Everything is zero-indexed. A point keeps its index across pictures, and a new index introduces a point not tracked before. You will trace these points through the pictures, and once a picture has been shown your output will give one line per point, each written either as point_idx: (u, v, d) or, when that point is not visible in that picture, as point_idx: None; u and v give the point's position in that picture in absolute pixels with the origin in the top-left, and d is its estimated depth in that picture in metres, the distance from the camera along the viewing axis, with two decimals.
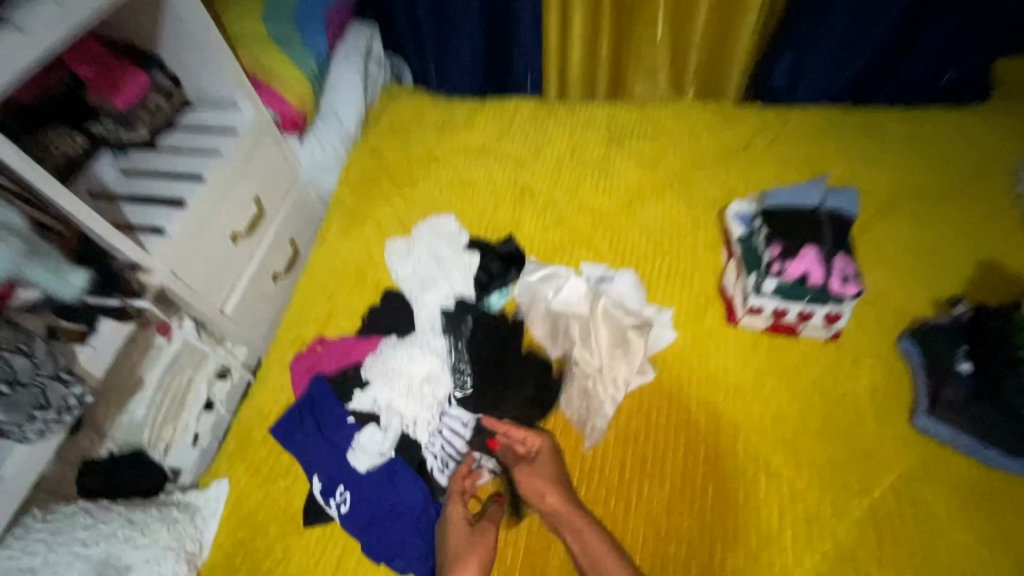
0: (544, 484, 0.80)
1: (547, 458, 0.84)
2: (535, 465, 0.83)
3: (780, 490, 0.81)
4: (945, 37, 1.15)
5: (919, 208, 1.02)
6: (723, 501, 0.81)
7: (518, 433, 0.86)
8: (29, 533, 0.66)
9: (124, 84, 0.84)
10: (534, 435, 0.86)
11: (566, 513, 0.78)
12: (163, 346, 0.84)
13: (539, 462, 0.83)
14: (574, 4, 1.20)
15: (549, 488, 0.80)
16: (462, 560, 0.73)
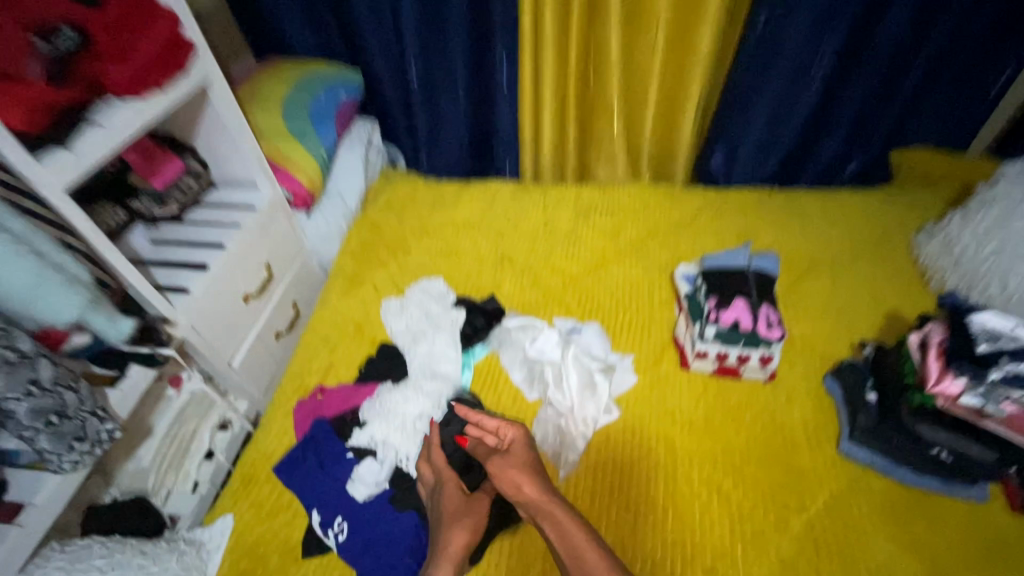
0: (519, 468, 0.80)
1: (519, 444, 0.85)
2: (509, 451, 0.84)
3: (730, 510, 0.86)
4: (864, 100, 1.39)
5: (836, 266, 1.19)
6: (680, 522, 0.85)
7: (491, 422, 0.89)
8: (49, 562, 0.72)
9: (162, 169, 1.06)
10: (506, 424, 0.88)
11: (545, 504, 0.76)
12: (172, 398, 1.06)
13: (512, 449, 0.84)
14: (545, 75, 1.40)
15: (528, 471, 0.80)
16: (456, 521, 0.78)
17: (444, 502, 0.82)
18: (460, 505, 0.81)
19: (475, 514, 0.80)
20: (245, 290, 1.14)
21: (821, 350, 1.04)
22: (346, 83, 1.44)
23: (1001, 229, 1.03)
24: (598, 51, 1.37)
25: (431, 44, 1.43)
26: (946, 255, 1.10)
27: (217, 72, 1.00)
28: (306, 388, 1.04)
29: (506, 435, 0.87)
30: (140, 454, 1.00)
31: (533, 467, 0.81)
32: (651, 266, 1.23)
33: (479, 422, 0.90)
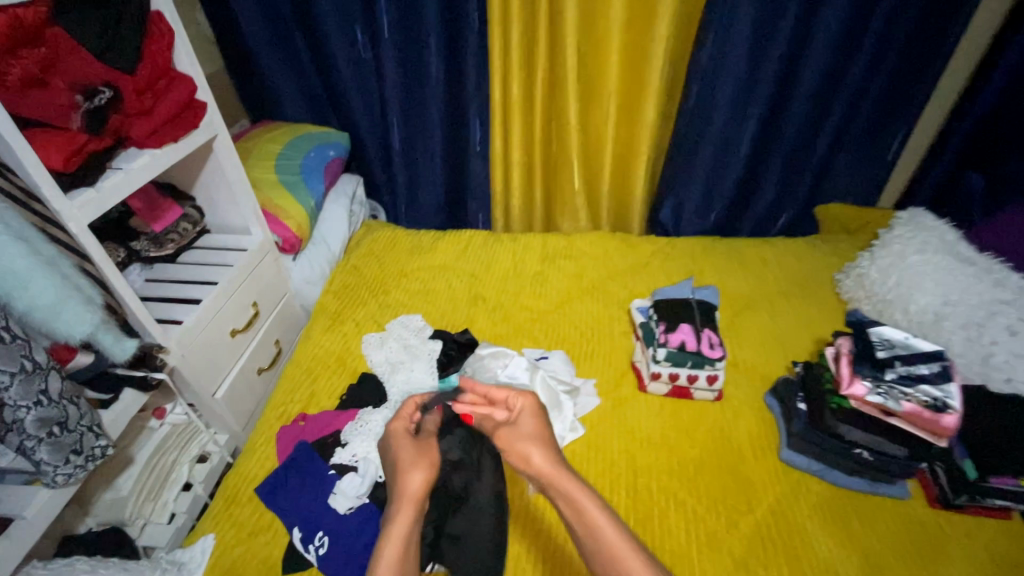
0: (529, 436, 0.87)
1: (528, 414, 0.92)
2: (518, 421, 0.91)
3: (685, 515, 0.93)
4: (785, 161, 1.62)
5: (771, 301, 1.34)
6: (640, 527, 0.91)
7: (501, 394, 0.96)
8: None
9: (164, 215, 1.17)
10: (515, 395, 0.95)
11: (555, 476, 0.80)
12: (154, 429, 1.10)
13: (520, 419, 0.91)
14: (512, 138, 1.60)
15: (539, 438, 0.86)
16: (414, 467, 0.84)
17: (404, 453, 0.87)
18: (414, 451, 0.87)
19: (425, 457, 0.86)
20: (233, 326, 1.20)
21: (761, 372, 1.17)
22: (335, 143, 1.60)
23: (900, 265, 1.19)
24: (558, 118, 1.58)
25: (412, 111, 1.62)
26: (861, 289, 1.26)
27: (224, 128, 1.13)
28: (289, 416, 1.10)
29: (516, 405, 0.94)
30: (120, 483, 1.02)
31: (542, 434, 0.88)
32: (610, 302, 1.37)
33: (487, 393, 0.97)
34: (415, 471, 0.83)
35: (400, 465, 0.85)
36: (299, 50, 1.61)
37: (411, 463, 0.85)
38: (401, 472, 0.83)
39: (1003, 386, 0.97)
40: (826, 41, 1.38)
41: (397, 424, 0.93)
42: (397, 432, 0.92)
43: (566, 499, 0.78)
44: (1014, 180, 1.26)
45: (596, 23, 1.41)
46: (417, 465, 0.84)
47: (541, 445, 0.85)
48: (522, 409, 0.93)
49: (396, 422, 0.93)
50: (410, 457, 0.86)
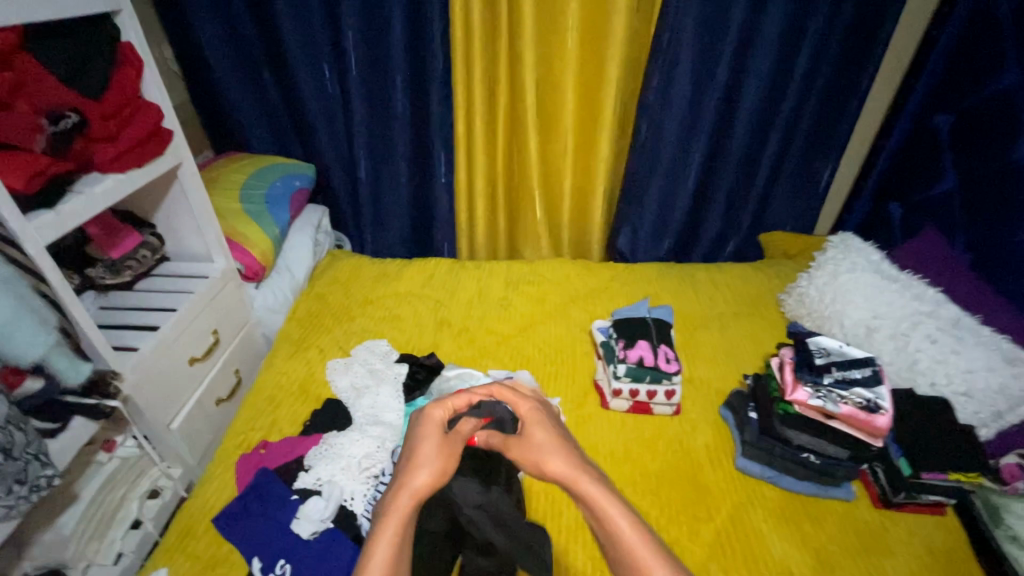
0: (540, 448, 0.72)
1: (538, 425, 0.76)
2: (528, 431, 0.75)
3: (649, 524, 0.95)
4: (729, 193, 1.75)
5: (722, 320, 1.43)
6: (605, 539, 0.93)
7: (507, 396, 0.82)
8: None
9: (123, 241, 1.15)
10: (518, 400, 0.81)
11: (574, 479, 0.68)
12: (102, 464, 1.03)
13: (529, 431, 0.76)
14: (475, 170, 1.67)
15: (557, 450, 0.72)
16: (425, 463, 0.71)
17: (421, 444, 0.74)
18: (438, 446, 0.73)
19: (447, 453, 0.74)
20: (192, 353, 1.17)
21: (715, 386, 1.23)
22: (301, 174, 1.62)
23: (834, 284, 1.29)
24: (519, 152, 1.66)
25: (377, 144, 1.67)
26: (802, 307, 1.36)
27: (189, 156, 1.14)
28: (249, 443, 1.07)
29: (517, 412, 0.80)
30: (61, 522, 0.93)
31: (561, 442, 0.74)
32: (573, 324, 1.42)
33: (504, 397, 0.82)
34: (424, 466, 0.71)
35: (411, 457, 0.73)
36: (265, 85, 1.65)
37: (430, 452, 0.72)
38: (411, 464, 0.71)
39: (928, 389, 1.08)
40: (757, 84, 1.53)
41: (434, 411, 0.78)
42: (431, 419, 0.77)
43: (591, 507, 0.66)
44: (927, 208, 1.41)
45: (552, 65, 1.52)
46: (437, 457, 0.72)
47: (560, 451, 0.71)
48: (525, 418, 0.78)
49: (434, 406, 0.79)
50: (434, 448, 0.73)
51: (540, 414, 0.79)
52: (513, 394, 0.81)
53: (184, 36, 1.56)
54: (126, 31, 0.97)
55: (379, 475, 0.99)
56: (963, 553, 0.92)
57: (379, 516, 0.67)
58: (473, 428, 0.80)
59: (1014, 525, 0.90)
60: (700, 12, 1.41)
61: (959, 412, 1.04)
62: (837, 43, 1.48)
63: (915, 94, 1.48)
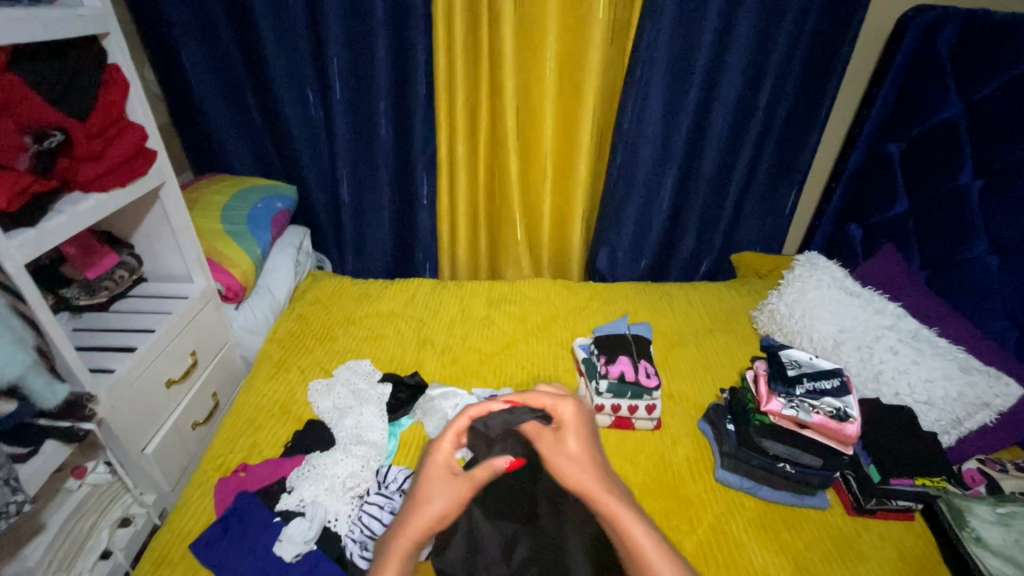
0: (570, 455, 0.82)
1: (572, 432, 0.85)
2: (562, 437, 0.84)
3: None
4: (701, 216, 1.83)
5: (699, 336, 1.47)
6: None
7: (542, 401, 0.90)
8: None
9: (98, 261, 1.13)
10: (558, 402, 0.89)
11: (596, 489, 0.78)
12: (71, 491, 1.00)
13: (564, 434, 0.85)
14: (457, 193, 1.71)
15: (580, 457, 0.82)
16: (434, 496, 0.76)
17: (432, 473, 0.79)
18: (446, 482, 0.78)
19: (457, 487, 0.78)
20: (169, 375, 1.15)
21: (694, 401, 1.27)
22: (283, 195, 1.63)
23: (802, 300, 1.35)
24: (500, 175, 1.70)
25: (360, 167, 1.69)
26: (773, 322, 1.41)
27: (172, 176, 1.15)
28: (229, 467, 1.05)
29: (556, 411, 0.88)
30: (26, 553, 0.89)
31: (588, 451, 0.83)
32: (556, 342, 1.44)
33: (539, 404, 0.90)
34: (432, 500, 0.76)
35: (423, 489, 0.78)
36: (248, 108, 1.66)
37: (442, 484, 0.78)
38: (424, 494, 0.77)
39: (893, 399, 1.13)
40: (724, 114, 1.62)
41: (443, 444, 0.82)
42: (440, 454, 0.81)
43: (607, 518, 0.75)
44: (884, 229, 1.51)
45: (531, 92, 1.58)
46: (447, 491, 0.77)
47: (587, 463, 0.81)
48: (564, 421, 0.86)
49: (444, 438, 0.82)
50: (443, 484, 0.78)
51: (577, 420, 0.87)
52: (557, 397, 0.89)
53: (166, 60, 1.57)
54: (113, 52, 0.98)
55: (364, 495, 0.99)
56: (932, 556, 0.96)
57: (388, 543, 0.74)
58: (488, 471, 0.81)
59: (977, 526, 0.94)
60: (670, 47, 1.50)
61: (922, 421, 1.09)
62: (796, 76, 1.59)
63: (869, 123, 1.59)
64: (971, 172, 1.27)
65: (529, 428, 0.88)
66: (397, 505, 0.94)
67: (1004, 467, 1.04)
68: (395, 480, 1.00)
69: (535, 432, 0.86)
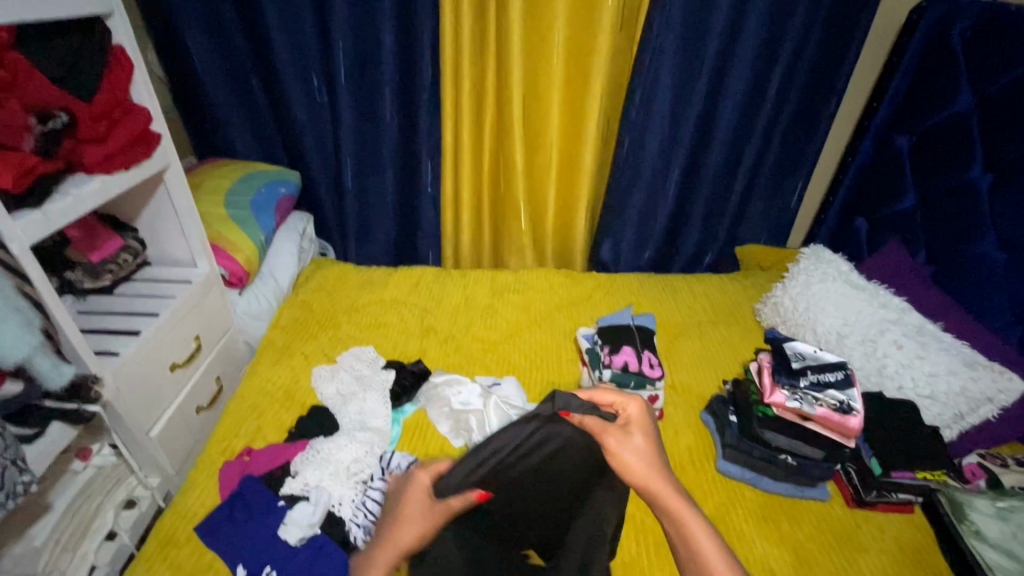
0: (638, 450, 0.74)
1: (639, 426, 0.77)
2: (628, 431, 0.76)
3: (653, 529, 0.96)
4: (706, 209, 1.82)
5: (701, 327, 1.47)
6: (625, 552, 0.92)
7: (607, 398, 0.81)
8: None
9: (102, 244, 1.14)
10: (623, 399, 0.80)
11: (648, 480, 0.72)
12: (77, 472, 1.00)
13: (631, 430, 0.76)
14: (461, 181, 1.70)
15: (645, 456, 0.73)
16: (406, 521, 0.76)
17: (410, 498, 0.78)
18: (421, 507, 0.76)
19: (433, 516, 0.75)
20: (173, 359, 1.15)
21: (696, 392, 1.27)
22: (286, 181, 1.62)
23: (807, 293, 1.34)
24: (505, 163, 1.69)
25: (365, 154, 1.68)
26: (777, 315, 1.41)
27: (177, 160, 1.14)
28: (233, 451, 1.05)
29: (622, 411, 0.79)
30: (33, 532, 0.90)
31: (654, 450, 0.75)
32: (559, 332, 1.44)
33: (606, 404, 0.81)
34: (407, 523, 0.76)
35: (402, 513, 0.78)
36: (252, 92, 1.65)
37: (415, 513, 0.76)
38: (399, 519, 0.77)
39: (896, 393, 1.13)
40: (733, 104, 1.61)
41: (421, 476, 0.79)
42: (417, 485, 0.79)
43: (673, 521, 0.70)
44: (891, 223, 1.50)
45: (538, 80, 1.57)
46: (418, 520, 0.75)
47: (650, 460, 0.74)
48: (630, 419, 0.78)
49: (421, 472, 0.80)
50: (415, 513, 0.76)
51: (646, 417, 0.78)
52: (626, 394, 0.80)
53: (169, 41, 1.55)
54: (116, 31, 0.97)
55: (367, 481, 1.00)
56: (930, 548, 0.96)
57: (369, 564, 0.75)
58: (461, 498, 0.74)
59: (976, 520, 0.95)
60: (680, 36, 1.48)
61: (925, 414, 1.10)
62: (805, 67, 1.57)
63: (878, 115, 1.58)
64: (980, 167, 1.26)
65: (591, 423, 0.76)
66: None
67: (1005, 462, 1.06)
68: (399, 465, 1.01)
69: (596, 425, 0.76)
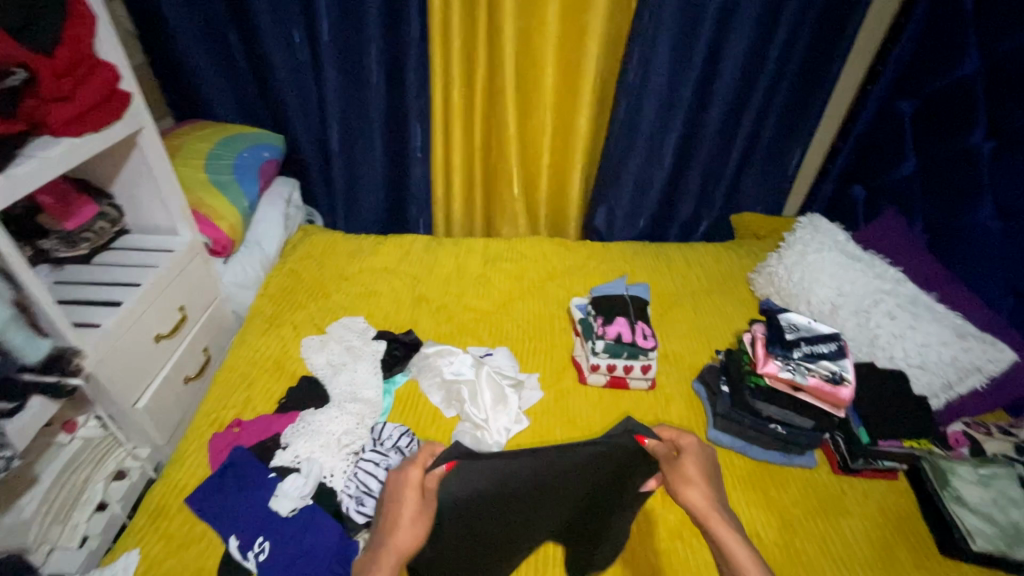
0: (688, 478, 0.72)
1: (694, 456, 0.73)
2: (680, 459, 0.73)
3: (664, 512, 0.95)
4: (702, 177, 1.79)
5: (695, 296, 1.47)
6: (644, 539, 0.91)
7: (667, 433, 0.77)
8: None
9: (77, 211, 1.08)
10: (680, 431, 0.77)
11: (706, 510, 0.71)
12: (62, 445, 0.99)
13: (685, 458, 0.73)
14: (453, 148, 1.65)
15: (700, 481, 0.72)
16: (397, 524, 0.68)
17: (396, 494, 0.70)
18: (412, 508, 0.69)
19: (427, 507, 0.70)
20: (157, 330, 1.12)
21: (688, 361, 1.27)
22: (269, 144, 1.55)
23: (802, 263, 1.33)
24: (498, 127, 1.64)
25: (352, 117, 1.62)
26: (771, 285, 1.40)
27: (150, 122, 1.08)
28: (222, 422, 1.04)
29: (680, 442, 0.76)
30: (22, 504, 0.89)
31: (707, 477, 0.73)
32: (551, 302, 1.42)
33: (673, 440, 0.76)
34: (399, 530, 0.67)
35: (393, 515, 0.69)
36: (231, 48, 1.56)
37: (410, 515, 0.68)
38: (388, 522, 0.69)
39: (887, 362, 1.14)
40: (734, 66, 1.54)
41: (410, 471, 0.71)
42: (407, 482, 0.70)
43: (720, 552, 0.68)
44: (890, 190, 1.48)
45: (532, 40, 1.49)
46: (413, 525, 0.68)
47: (702, 483, 0.72)
48: (686, 447, 0.74)
49: (411, 467, 0.71)
50: (409, 518, 0.68)
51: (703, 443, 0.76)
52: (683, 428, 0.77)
53: None
54: None
55: (359, 452, 0.99)
56: (913, 513, 0.99)
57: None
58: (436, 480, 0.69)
59: (958, 487, 0.97)
60: None
61: (915, 384, 1.10)
62: (810, 27, 1.50)
63: (883, 79, 1.53)
64: (983, 133, 1.23)
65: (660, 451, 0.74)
66: (392, 463, 0.95)
67: (989, 430, 1.06)
68: (391, 437, 1.00)
69: (665, 455, 0.73)
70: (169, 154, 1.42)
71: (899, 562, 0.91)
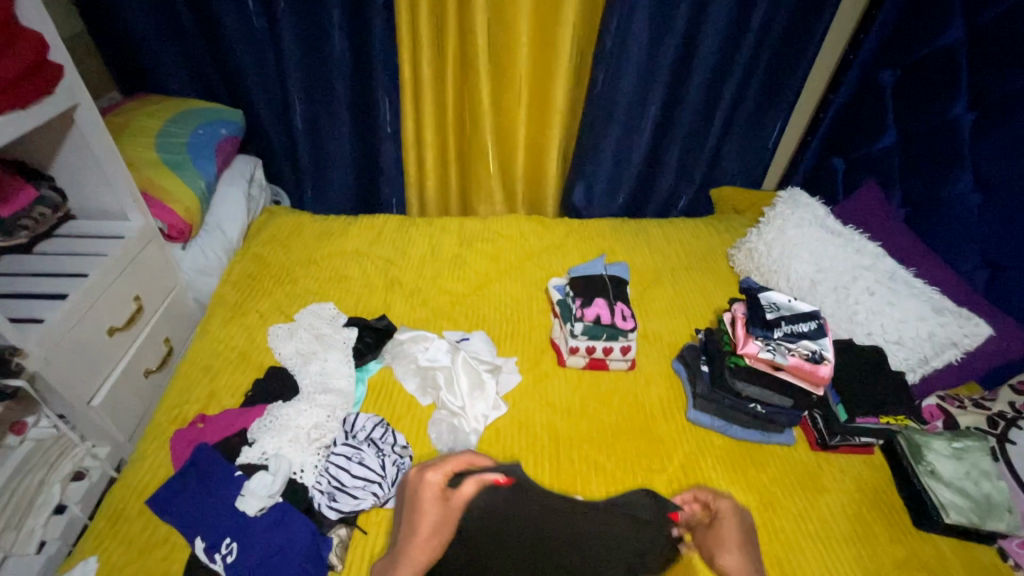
0: (724, 543, 0.86)
1: (729, 519, 0.89)
2: (716, 522, 0.88)
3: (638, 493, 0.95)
4: (682, 151, 1.75)
5: (674, 273, 1.45)
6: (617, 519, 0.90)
7: (702, 495, 0.92)
8: None
9: (14, 197, 0.98)
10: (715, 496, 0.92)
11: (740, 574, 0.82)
12: (11, 448, 0.91)
13: (722, 522, 0.88)
14: (424, 122, 1.57)
15: (735, 545, 0.86)
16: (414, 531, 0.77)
17: (419, 507, 0.80)
18: (432, 521, 0.78)
19: (446, 522, 0.77)
20: (110, 323, 1.06)
21: (668, 341, 1.25)
22: (227, 120, 1.46)
23: (782, 239, 1.31)
24: (471, 99, 1.56)
25: (315, 90, 1.53)
26: (751, 262, 1.38)
27: (86, 96, 1.00)
28: (184, 419, 0.99)
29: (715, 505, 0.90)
30: None
31: (743, 542, 0.86)
32: (530, 283, 1.38)
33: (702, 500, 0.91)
34: (419, 540, 0.76)
35: (414, 522, 0.79)
36: (178, 14, 1.44)
37: (429, 525, 0.77)
38: (408, 528, 0.78)
39: (864, 339, 1.13)
40: (715, 34, 1.49)
41: (431, 475, 0.84)
42: (427, 485, 0.83)
43: None
44: (869, 162, 1.46)
45: (504, 6, 1.41)
46: (431, 533, 0.76)
47: (737, 548, 0.85)
48: (722, 510, 0.89)
49: (430, 472, 0.85)
50: (428, 528, 0.77)
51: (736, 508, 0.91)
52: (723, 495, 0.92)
53: None
54: None
55: (330, 445, 0.97)
56: (886, 488, 1.00)
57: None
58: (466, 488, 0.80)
59: (932, 461, 0.98)
60: None
61: (892, 359, 1.10)
62: None
63: (865, 48, 1.50)
64: (964, 104, 1.20)
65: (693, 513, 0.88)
66: (364, 456, 0.93)
67: (963, 404, 1.08)
68: (364, 428, 0.98)
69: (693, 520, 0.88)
70: (116, 132, 1.32)
71: (874, 537, 0.92)
